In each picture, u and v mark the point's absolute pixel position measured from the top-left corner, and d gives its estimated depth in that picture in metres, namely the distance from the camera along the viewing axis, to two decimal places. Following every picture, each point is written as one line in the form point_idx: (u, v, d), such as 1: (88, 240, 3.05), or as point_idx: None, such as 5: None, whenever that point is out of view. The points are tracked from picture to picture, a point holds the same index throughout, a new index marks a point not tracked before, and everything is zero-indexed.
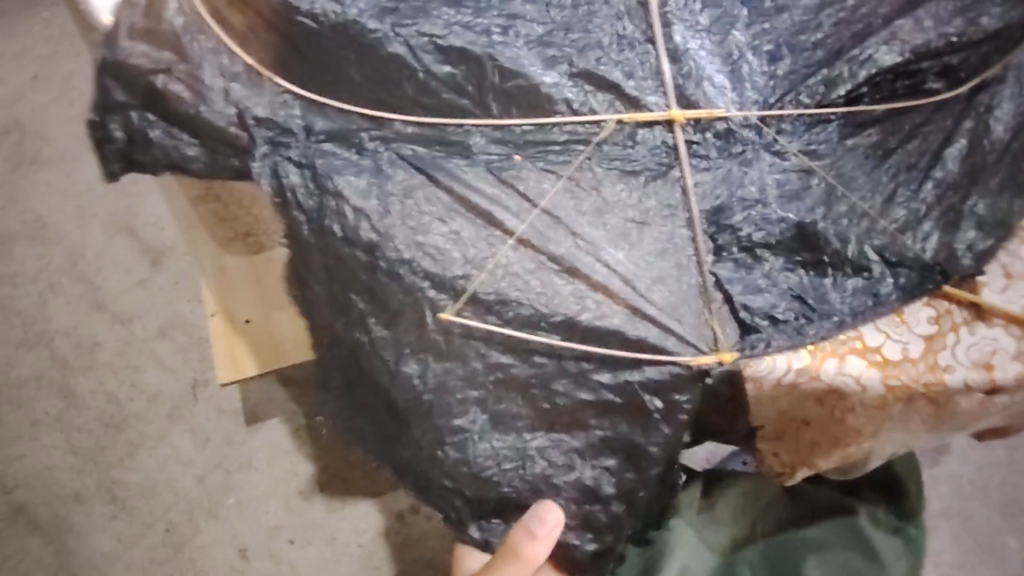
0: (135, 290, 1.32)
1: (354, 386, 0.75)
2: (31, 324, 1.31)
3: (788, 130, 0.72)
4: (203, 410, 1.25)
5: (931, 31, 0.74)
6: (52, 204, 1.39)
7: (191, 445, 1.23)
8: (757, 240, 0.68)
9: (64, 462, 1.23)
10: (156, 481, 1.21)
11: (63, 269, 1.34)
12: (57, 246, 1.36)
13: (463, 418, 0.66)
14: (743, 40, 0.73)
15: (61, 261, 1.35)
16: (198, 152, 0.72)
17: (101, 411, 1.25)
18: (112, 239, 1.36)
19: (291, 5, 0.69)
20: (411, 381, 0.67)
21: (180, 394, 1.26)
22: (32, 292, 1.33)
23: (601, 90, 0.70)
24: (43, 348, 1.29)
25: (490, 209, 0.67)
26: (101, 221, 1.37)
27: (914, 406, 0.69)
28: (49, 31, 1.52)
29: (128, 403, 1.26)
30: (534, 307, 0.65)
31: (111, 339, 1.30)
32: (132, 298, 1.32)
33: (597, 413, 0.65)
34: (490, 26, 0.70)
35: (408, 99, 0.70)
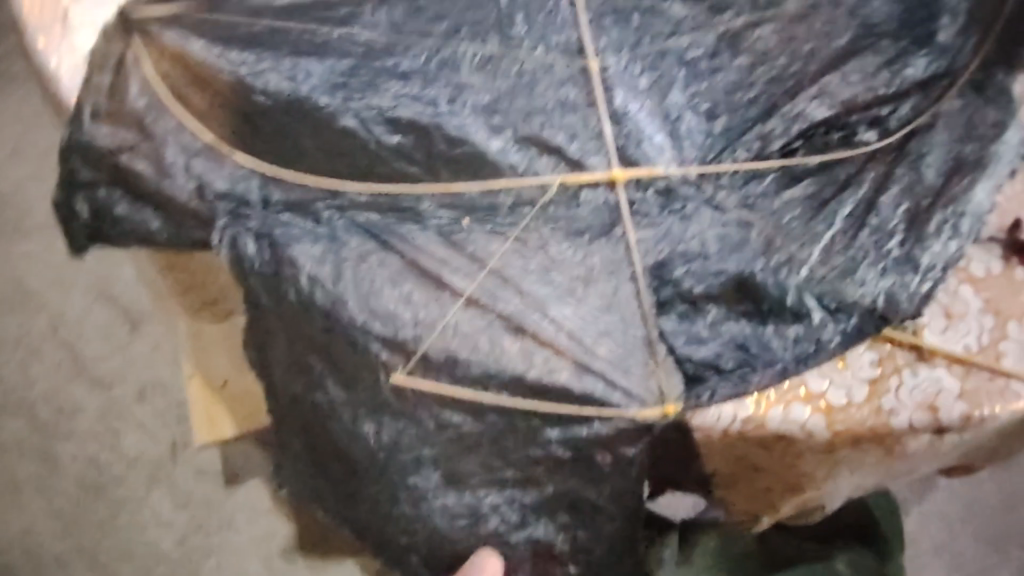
0: (115, 355, 1.29)
1: (310, 447, 0.78)
2: (12, 389, 1.29)
3: (727, 184, 0.75)
4: (184, 472, 1.24)
5: (857, 86, 0.78)
6: (32, 270, 1.34)
7: (171, 507, 1.22)
8: (700, 292, 0.71)
9: (47, 527, 1.24)
10: (138, 545, 1.22)
11: (42, 334, 1.31)
12: (37, 312, 1.32)
13: (418, 476, 0.71)
14: (682, 100, 0.76)
15: (40, 326, 1.32)
16: (160, 224, 0.76)
17: (81, 475, 1.25)
18: (92, 305, 1.32)
19: (247, 83, 0.73)
20: (368, 441, 0.71)
21: (160, 457, 1.24)
22: (13, 356, 1.31)
23: (545, 154, 0.73)
24: (26, 415, 1.28)
25: (441, 270, 0.69)
26: (79, 286, 1.33)
27: (863, 448, 0.72)
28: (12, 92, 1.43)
29: (109, 467, 1.25)
30: (483, 366, 0.67)
31: (92, 405, 1.27)
32: (112, 363, 1.29)
33: (548, 470, 0.69)
34: (438, 97, 0.73)
35: (362, 168, 0.73)
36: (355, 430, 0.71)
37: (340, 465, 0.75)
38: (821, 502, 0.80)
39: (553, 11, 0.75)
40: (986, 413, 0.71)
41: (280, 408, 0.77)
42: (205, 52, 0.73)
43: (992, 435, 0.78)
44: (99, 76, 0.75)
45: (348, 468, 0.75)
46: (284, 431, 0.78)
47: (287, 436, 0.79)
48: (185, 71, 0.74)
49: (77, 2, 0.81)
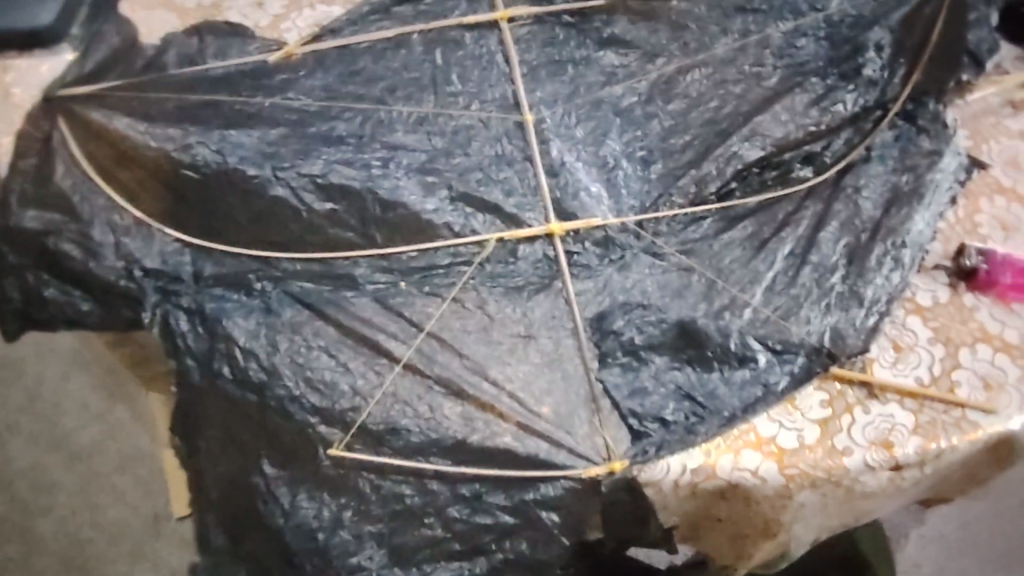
0: (95, 426, 1.16)
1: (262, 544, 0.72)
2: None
3: (665, 230, 0.74)
4: (167, 546, 1.09)
5: (789, 124, 0.78)
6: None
7: None
8: (640, 342, 0.69)
9: None
10: None
11: (19, 407, 1.18)
12: (10, 385, 1.19)
13: (362, 555, 0.66)
14: (618, 148, 0.76)
15: (15, 400, 1.18)
16: (91, 306, 0.73)
17: (60, 554, 1.09)
18: (68, 375, 1.19)
19: (174, 158, 0.72)
20: (308, 519, 0.67)
21: (142, 531, 1.10)
22: None
23: (481, 211, 0.72)
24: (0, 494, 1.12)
25: (376, 336, 0.68)
26: (53, 355, 1.20)
27: (821, 491, 0.69)
28: None
29: (90, 544, 1.09)
30: (423, 433, 0.66)
31: (70, 479, 1.13)
32: (92, 435, 1.16)
33: (497, 537, 0.66)
34: (371, 161, 0.73)
35: (294, 237, 0.72)
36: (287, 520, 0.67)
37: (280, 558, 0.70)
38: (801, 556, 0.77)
39: (488, 68, 0.78)
40: (944, 445, 0.69)
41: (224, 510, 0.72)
42: (132, 129, 0.73)
43: (960, 469, 0.76)
44: (24, 159, 0.74)
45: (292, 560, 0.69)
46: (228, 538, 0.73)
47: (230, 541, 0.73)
48: (112, 150, 0.74)
49: (15, 79, 0.77)
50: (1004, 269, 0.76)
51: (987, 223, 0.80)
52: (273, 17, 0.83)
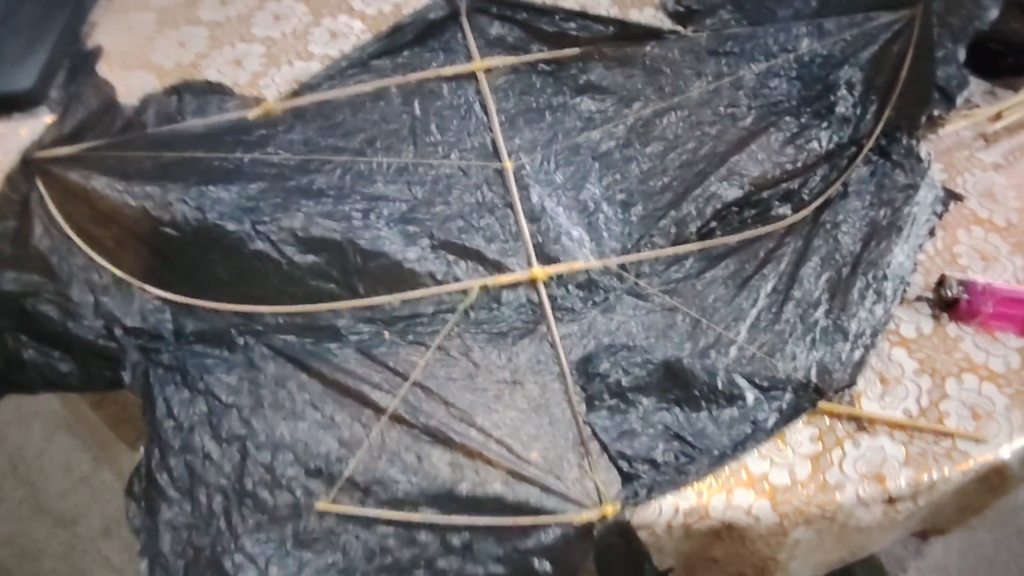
0: (81, 489, 1.09)
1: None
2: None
3: (647, 271, 0.73)
4: None
5: (766, 162, 0.79)
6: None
7: None
8: (627, 384, 0.69)
9: None
10: None
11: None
12: None
13: None
14: (597, 192, 0.76)
15: None
16: (71, 366, 0.73)
17: None
18: (50, 438, 1.12)
19: (153, 216, 0.72)
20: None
21: None
22: None
23: (462, 259, 0.72)
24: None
25: (359, 387, 0.68)
26: (39, 417, 1.13)
27: (816, 527, 0.68)
28: None
29: None
30: (411, 483, 0.65)
31: (56, 545, 1.06)
32: (75, 499, 1.09)
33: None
34: (352, 212, 0.73)
35: (275, 289, 0.72)
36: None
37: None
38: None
39: (467, 116, 0.78)
40: (937, 477, 0.69)
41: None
42: (111, 188, 0.73)
43: (958, 499, 0.75)
44: (3, 222, 0.74)
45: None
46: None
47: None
48: (90, 210, 0.73)
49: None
50: (986, 298, 0.76)
51: (966, 253, 0.81)
52: (251, 75, 0.84)
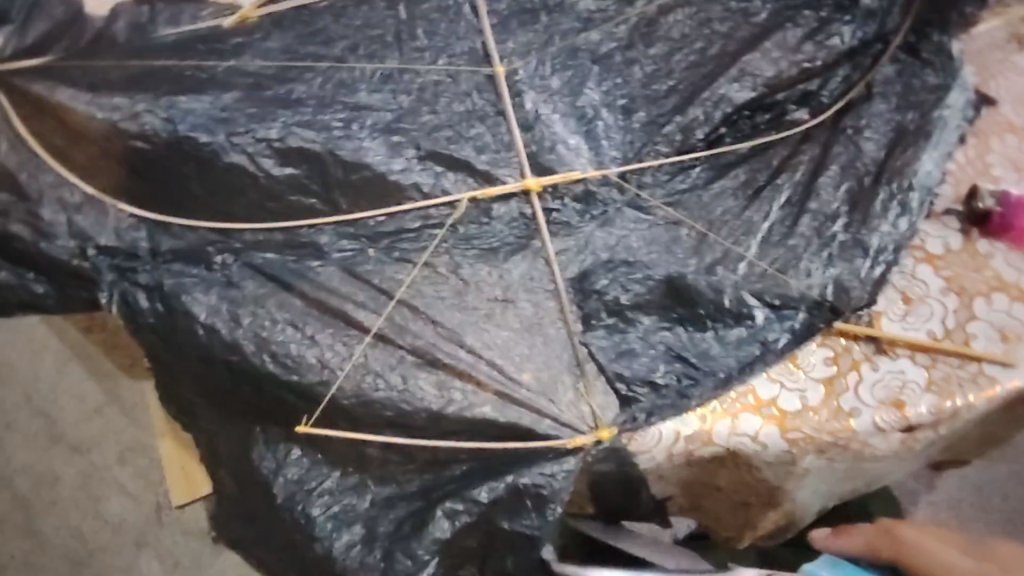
0: (93, 420, 1.03)
1: (270, 548, 0.72)
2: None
3: (650, 182, 0.69)
4: (171, 534, 1.00)
5: (781, 61, 0.72)
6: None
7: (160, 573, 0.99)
8: (627, 301, 0.64)
9: None
10: None
11: (17, 405, 1.04)
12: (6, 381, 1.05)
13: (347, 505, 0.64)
14: (597, 97, 0.70)
15: (12, 397, 1.04)
16: (46, 289, 0.69)
17: (65, 548, 1.00)
18: (63, 365, 1.05)
19: (121, 129, 0.67)
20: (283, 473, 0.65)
21: (145, 520, 1.00)
22: None
23: (452, 169, 0.68)
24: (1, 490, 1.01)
25: (343, 306, 0.64)
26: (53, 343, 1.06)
27: (827, 456, 0.64)
28: None
29: (94, 536, 1.00)
30: (396, 407, 0.61)
31: (73, 474, 1.02)
32: (91, 427, 1.03)
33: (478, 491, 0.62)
34: (332, 121, 0.68)
35: (254, 206, 0.67)
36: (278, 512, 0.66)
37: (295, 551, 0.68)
38: (925, 544, 0.62)
39: (456, 20, 0.73)
40: (960, 403, 0.64)
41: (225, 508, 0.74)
42: (77, 100, 0.68)
43: (977, 428, 0.71)
44: None
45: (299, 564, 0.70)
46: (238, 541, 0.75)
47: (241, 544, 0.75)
48: (59, 124, 0.69)
49: None
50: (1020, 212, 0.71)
51: (1000, 163, 0.74)
52: None
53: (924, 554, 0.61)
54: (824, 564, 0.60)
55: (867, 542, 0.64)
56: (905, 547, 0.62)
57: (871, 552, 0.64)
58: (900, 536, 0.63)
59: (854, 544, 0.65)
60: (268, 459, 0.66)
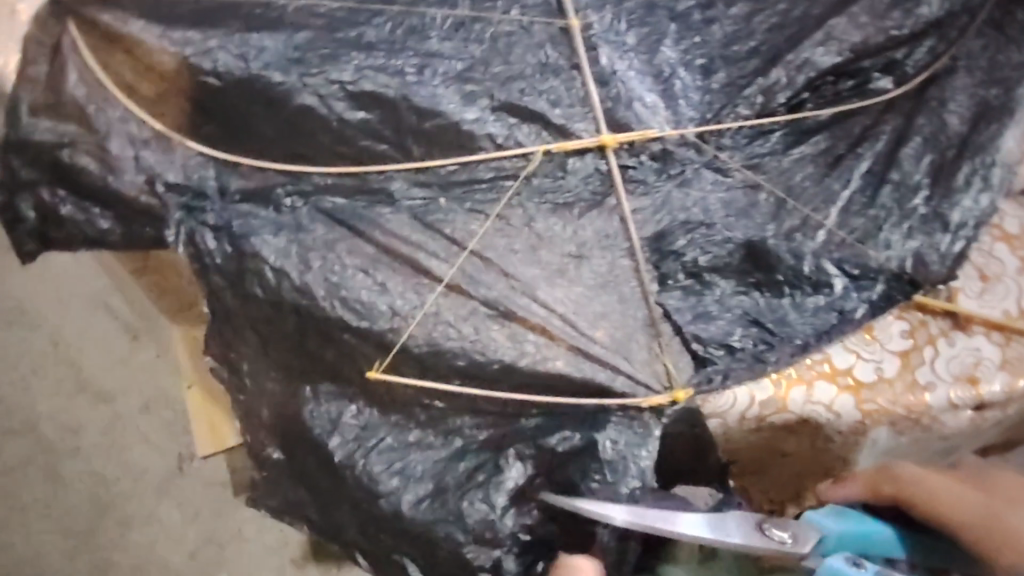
0: (119, 369, 1.13)
1: (324, 508, 0.69)
2: (10, 412, 1.11)
3: (728, 143, 0.67)
4: (191, 482, 1.08)
5: (867, 27, 0.69)
6: (19, 284, 1.16)
7: (179, 520, 1.07)
8: (705, 263, 0.64)
9: (54, 551, 1.06)
10: (149, 564, 1.06)
11: (44, 353, 1.14)
12: (34, 330, 1.15)
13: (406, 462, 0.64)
14: (674, 56, 0.68)
15: (40, 344, 1.14)
16: (111, 224, 0.68)
17: (88, 492, 1.08)
18: (88, 317, 1.15)
19: (193, 65, 0.65)
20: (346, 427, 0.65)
21: (167, 471, 1.09)
22: (10, 379, 1.12)
23: (526, 122, 0.65)
24: (28, 434, 1.10)
25: (415, 255, 0.63)
26: (76, 299, 1.16)
27: (898, 429, 0.65)
28: None
29: (115, 483, 1.08)
30: (468, 355, 0.61)
31: (96, 422, 1.11)
32: (115, 376, 1.12)
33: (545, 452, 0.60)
34: (404, 67, 0.66)
35: (325, 149, 0.66)
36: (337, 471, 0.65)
37: (354, 511, 0.66)
38: (928, 481, 0.55)
39: None
40: None
41: (272, 475, 0.71)
42: (143, 32, 0.66)
43: None
44: (34, 67, 0.69)
45: (361, 522, 0.66)
46: (286, 507, 0.72)
47: (287, 511, 0.72)
48: (126, 56, 0.67)
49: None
50: None
51: None
52: None
53: (923, 487, 0.56)
54: (828, 513, 0.57)
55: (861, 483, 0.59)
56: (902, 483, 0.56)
57: (868, 494, 0.58)
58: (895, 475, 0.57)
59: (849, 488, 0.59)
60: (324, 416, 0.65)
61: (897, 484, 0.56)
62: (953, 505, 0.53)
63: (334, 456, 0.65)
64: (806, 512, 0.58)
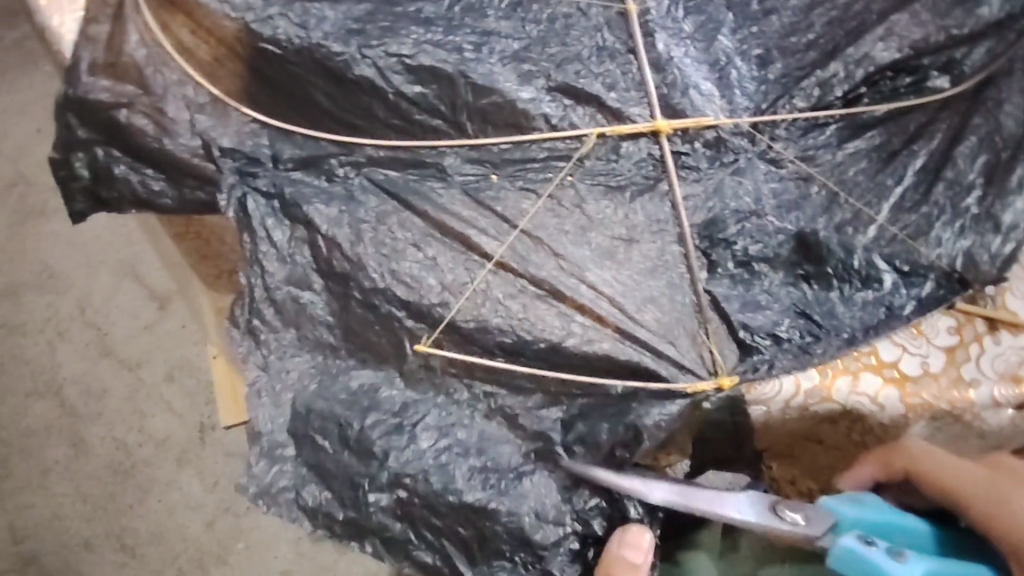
0: (143, 336, 1.25)
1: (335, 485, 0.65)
2: (40, 373, 1.23)
3: (783, 135, 0.67)
4: (211, 455, 1.18)
5: (928, 25, 0.69)
6: (56, 251, 1.30)
7: (200, 489, 1.16)
8: (755, 253, 0.64)
9: (75, 510, 1.16)
10: (167, 528, 1.15)
11: (71, 317, 1.26)
12: (64, 296, 1.27)
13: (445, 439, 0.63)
14: (730, 45, 0.68)
15: (69, 310, 1.26)
16: (164, 187, 0.68)
17: (109, 457, 1.18)
18: (118, 286, 1.28)
19: (253, 31, 0.66)
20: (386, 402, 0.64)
21: (188, 439, 1.19)
22: (41, 342, 1.25)
23: (581, 103, 0.65)
24: (52, 397, 1.22)
25: (465, 231, 0.63)
26: (106, 267, 1.29)
27: (938, 425, 0.65)
28: (18, 85, 1.41)
29: (138, 449, 1.18)
30: (516, 334, 0.61)
31: (120, 385, 1.22)
32: (140, 344, 1.24)
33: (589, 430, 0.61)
34: (463, 43, 0.66)
35: (379, 122, 0.66)
36: (370, 450, 0.63)
37: (388, 492, 0.63)
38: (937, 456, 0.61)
39: None
40: None
41: (288, 451, 0.64)
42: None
43: None
44: (96, 26, 0.70)
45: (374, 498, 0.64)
46: (301, 485, 0.64)
47: (301, 490, 0.64)
48: (187, 20, 0.68)
49: None
50: None
51: None
52: None
53: (934, 462, 0.60)
54: (846, 500, 0.61)
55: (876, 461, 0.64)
56: (912, 458, 0.61)
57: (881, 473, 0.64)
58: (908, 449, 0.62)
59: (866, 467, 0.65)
60: (359, 390, 0.65)
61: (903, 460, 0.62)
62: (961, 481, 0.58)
63: (369, 434, 0.63)
64: (824, 497, 0.61)
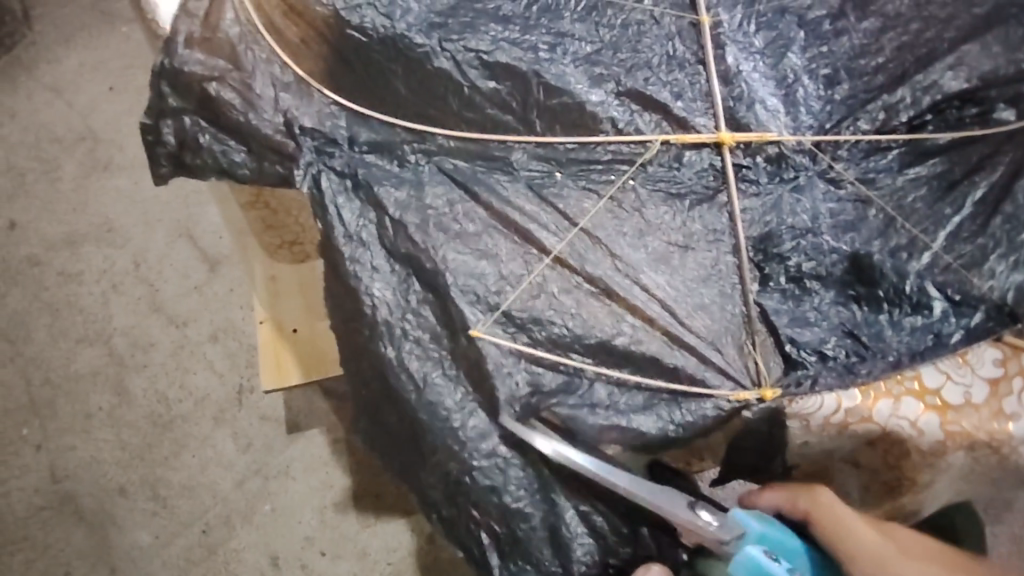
0: (192, 296, 1.29)
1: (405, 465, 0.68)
2: (92, 321, 1.28)
3: (844, 156, 0.68)
4: (248, 416, 1.22)
5: (999, 57, 0.69)
6: (120, 207, 1.35)
7: (232, 448, 1.20)
8: (807, 270, 0.66)
9: (113, 456, 1.20)
10: (199, 482, 1.19)
11: (126, 271, 1.31)
12: (122, 249, 1.32)
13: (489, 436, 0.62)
14: (799, 63, 0.70)
15: (124, 264, 1.31)
16: (246, 159, 0.70)
17: (150, 409, 1.23)
18: (173, 244, 1.33)
19: (343, 17, 0.70)
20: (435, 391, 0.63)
21: (227, 399, 1.23)
22: (96, 291, 1.30)
23: (647, 110, 0.68)
24: (101, 345, 1.27)
25: (526, 225, 0.66)
26: (163, 226, 1.34)
27: (975, 455, 0.65)
28: (94, 40, 1.46)
29: (177, 404, 1.23)
30: (567, 326, 0.63)
31: (167, 341, 1.26)
32: (190, 303, 1.29)
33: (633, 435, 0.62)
34: (538, 43, 0.69)
35: (452, 113, 0.69)
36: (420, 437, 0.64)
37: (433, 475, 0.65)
38: (844, 507, 0.61)
39: None
40: None
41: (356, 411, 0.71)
42: None
43: None
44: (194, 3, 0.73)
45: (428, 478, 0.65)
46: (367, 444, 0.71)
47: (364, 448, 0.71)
48: (284, 5, 0.72)
49: None
50: None
51: None
52: None
53: (840, 519, 0.60)
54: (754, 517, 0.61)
55: (783, 496, 0.63)
56: (821, 505, 0.61)
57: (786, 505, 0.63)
58: (818, 496, 0.62)
59: (772, 497, 0.63)
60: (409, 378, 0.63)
61: (812, 500, 0.61)
62: (856, 542, 0.59)
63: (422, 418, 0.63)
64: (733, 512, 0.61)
